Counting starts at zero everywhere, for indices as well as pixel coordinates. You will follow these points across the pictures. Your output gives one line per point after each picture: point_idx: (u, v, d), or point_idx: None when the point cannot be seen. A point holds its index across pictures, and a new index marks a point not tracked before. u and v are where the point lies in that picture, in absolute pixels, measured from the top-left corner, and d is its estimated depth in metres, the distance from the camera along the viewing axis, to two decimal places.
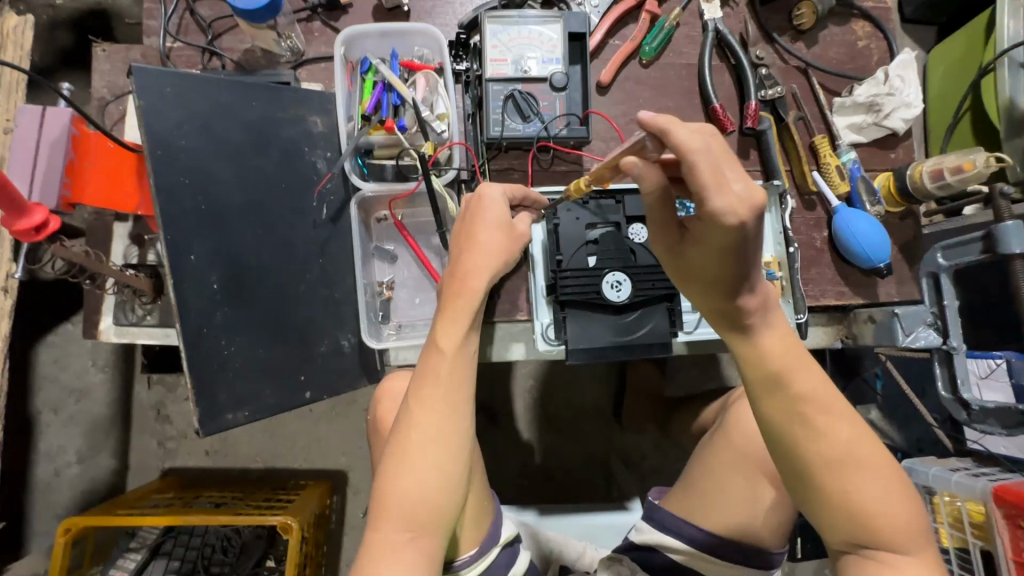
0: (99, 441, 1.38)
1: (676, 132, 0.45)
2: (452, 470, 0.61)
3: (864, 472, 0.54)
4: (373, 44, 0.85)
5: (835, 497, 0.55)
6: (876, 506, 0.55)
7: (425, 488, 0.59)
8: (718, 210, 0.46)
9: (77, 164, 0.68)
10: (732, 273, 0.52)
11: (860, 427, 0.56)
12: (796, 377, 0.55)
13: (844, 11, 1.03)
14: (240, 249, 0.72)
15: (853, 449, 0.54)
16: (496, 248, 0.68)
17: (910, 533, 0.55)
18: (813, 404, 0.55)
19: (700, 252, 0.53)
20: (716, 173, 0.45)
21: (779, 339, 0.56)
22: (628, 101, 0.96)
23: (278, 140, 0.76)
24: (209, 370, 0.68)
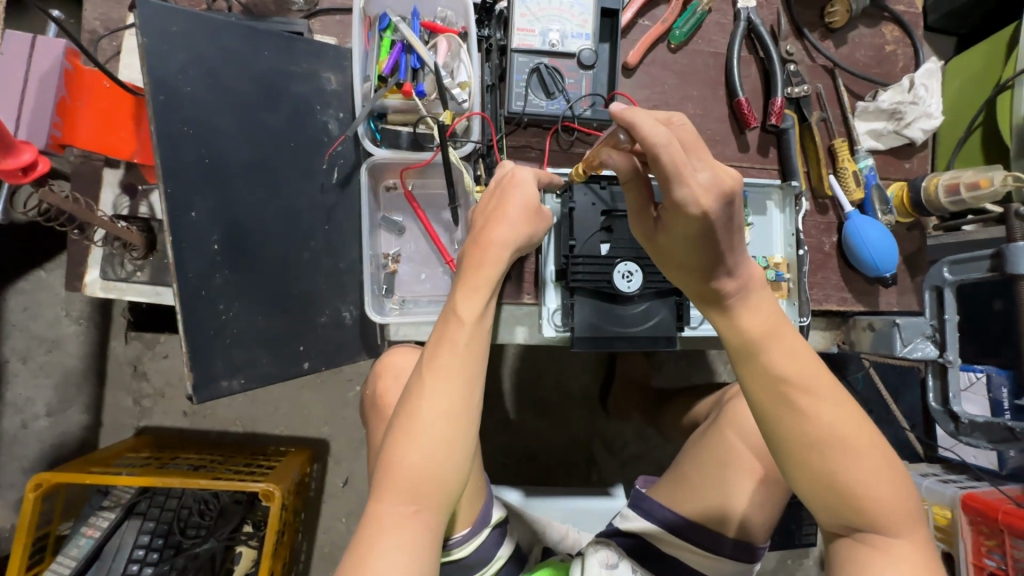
0: (71, 394, 1.33)
1: (640, 124, 0.45)
2: (462, 443, 0.59)
3: (847, 450, 0.49)
4: (393, 0, 0.80)
5: (817, 474, 0.50)
6: (866, 486, 0.50)
7: (432, 459, 0.57)
8: (682, 200, 0.48)
9: (69, 103, 0.64)
10: (703, 261, 0.53)
11: (844, 400, 0.51)
12: (778, 353, 0.51)
13: (875, 14, 1.01)
14: (243, 208, 0.68)
15: (836, 425, 0.49)
16: (522, 224, 0.70)
17: (900, 514, 0.50)
18: (795, 381, 0.50)
19: (671, 239, 0.54)
20: (681, 166, 0.46)
21: (761, 317, 0.53)
22: (652, 86, 0.93)
23: (288, 95, 0.72)
24: (206, 335, 0.64)
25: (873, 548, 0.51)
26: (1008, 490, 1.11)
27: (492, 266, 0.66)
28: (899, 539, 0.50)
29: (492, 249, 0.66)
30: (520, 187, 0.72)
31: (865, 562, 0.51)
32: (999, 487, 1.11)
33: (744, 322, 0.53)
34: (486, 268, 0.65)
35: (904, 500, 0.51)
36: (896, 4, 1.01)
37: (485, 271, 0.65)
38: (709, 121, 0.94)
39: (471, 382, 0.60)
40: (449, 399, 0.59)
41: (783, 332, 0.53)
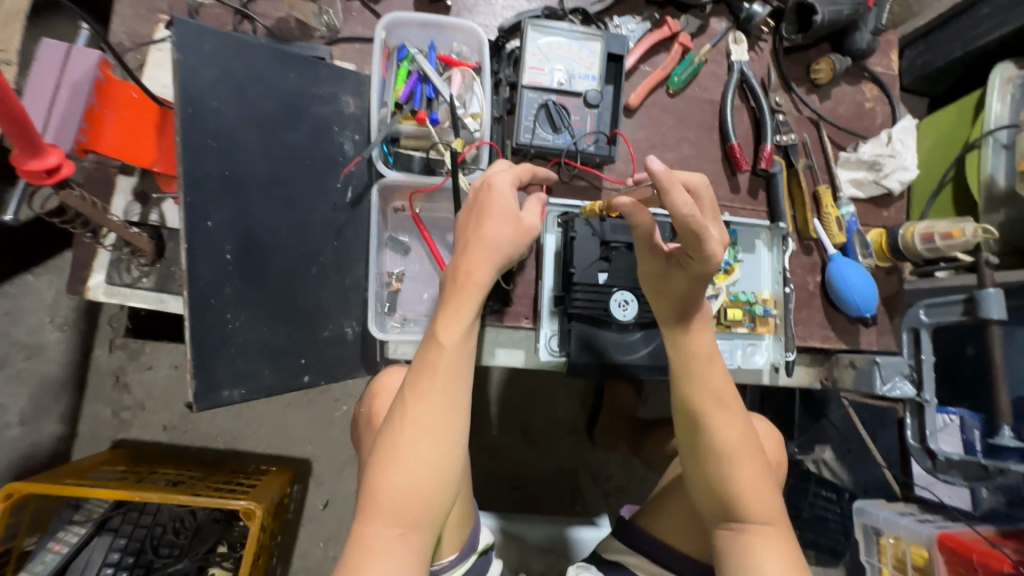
0: (48, 403, 1.29)
1: (675, 195, 0.57)
2: (447, 467, 0.63)
3: (725, 455, 0.69)
4: (412, 34, 0.84)
5: (706, 471, 0.70)
6: (746, 487, 0.68)
7: (417, 483, 0.61)
8: (711, 250, 0.62)
9: (97, 111, 0.64)
10: (695, 295, 0.70)
11: (739, 418, 0.71)
12: (706, 373, 0.71)
13: (856, 73, 1.09)
14: (258, 220, 0.69)
15: (723, 433, 0.69)
16: (503, 239, 0.66)
17: (764, 507, 0.68)
18: (709, 390, 0.71)
19: (683, 277, 0.68)
20: (702, 226, 0.59)
21: (706, 345, 0.72)
22: (650, 127, 0.98)
23: (309, 115, 0.74)
24: (211, 344, 0.64)
25: (747, 531, 0.68)
26: (982, 531, 1.13)
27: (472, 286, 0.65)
28: (772, 526, 0.68)
29: (470, 269, 0.65)
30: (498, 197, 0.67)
31: (743, 541, 0.68)
32: (974, 528, 1.14)
33: (700, 341, 0.72)
34: (467, 288, 0.65)
35: (768, 496, 0.69)
36: (875, 66, 1.10)
37: (463, 293, 0.65)
38: (702, 162, 1.00)
39: (455, 408, 0.64)
40: (433, 424, 0.63)
41: (712, 359, 0.73)
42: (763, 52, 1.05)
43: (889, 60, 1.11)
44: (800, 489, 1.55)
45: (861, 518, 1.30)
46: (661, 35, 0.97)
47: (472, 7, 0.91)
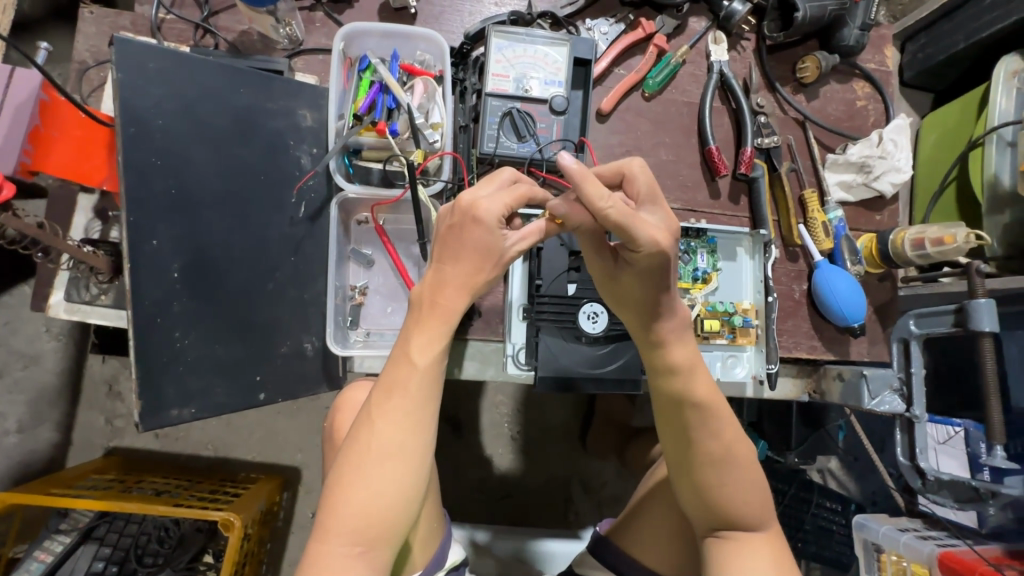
0: (44, 411, 1.32)
1: (590, 188, 0.52)
2: (410, 485, 0.62)
3: (727, 468, 0.64)
4: (374, 43, 0.83)
5: (708, 486, 0.65)
6: (738, 498, 0.64)
7: (378, 502, 0.60)
8: (644, 239, 0.55)
9: (42, 131, 0.66)
10: (654, 298, 0.61)
11: (736, 427, 0.65)
12: (691, 384, 0.64)
13: (847, 70, 1.04)
14: (208, 237, 0.69)
15: (728, 446, 0.64)
16: (477, 263, 0.64)
17: (760, 515, 0.65)
18: (692, 402, 0.63)
19: (633, 277, 0.61)
20: (626, 215, 0.53)
21: (689, 353, 0.64)
22: (626, 133, 0.95)
23: (263, 131, 0.74)
24: (159, 362, 0.65)
25: (733, 543, 0.65)
26: (985, 550, 1.08)
27: (445, 310, 0.65)
28: (760, 532, 0.66)
29: (444, 296, 0.64)
30: (480, 224, 0.62)
31: (729, 554, 0.65)
32: (975, 547, 1.09)
33: (673, 352, 0.63)
34: (441, 312, 0.64)
35: (764, 503, 0.66)
36: (867, 62, 1.05)
37: (434, 315, 0.64)
38: (680, 167, 0.96)
39: (422, 425, 0.63)
40: (400, 441, 0.62)
41: (701, 370, 0.65)
42: (746, 51, 1.01)
43: (882, 56, 1.06)
44: (803, 501, 1.52)
45: (861, 533, 1.25)
46: (636, 37, 0.94)
47: (438, 14, 0.90)
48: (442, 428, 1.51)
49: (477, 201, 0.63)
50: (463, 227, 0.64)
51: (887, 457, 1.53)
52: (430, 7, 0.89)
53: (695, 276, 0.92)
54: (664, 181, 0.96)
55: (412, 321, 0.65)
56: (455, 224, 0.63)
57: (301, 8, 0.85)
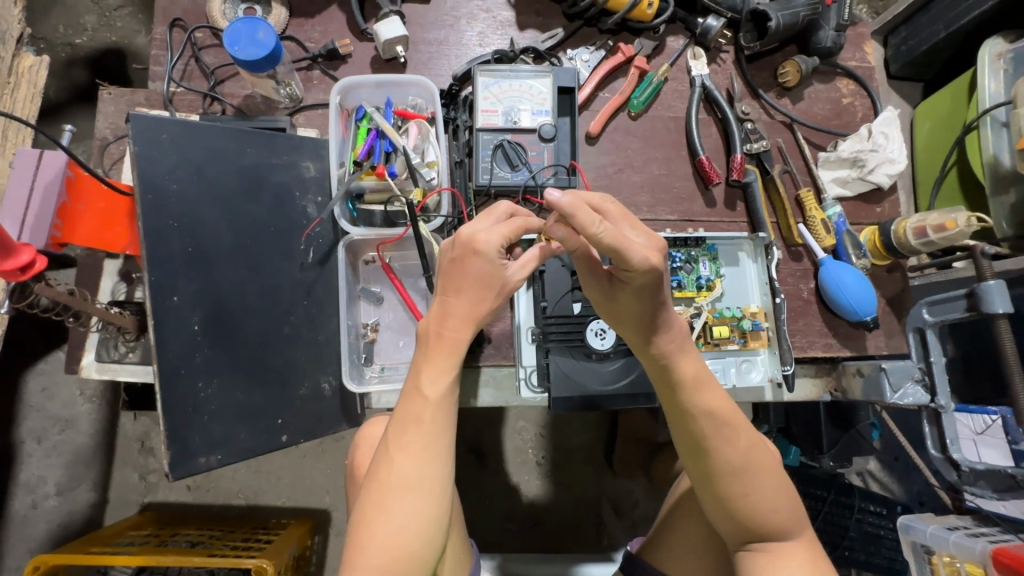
0: (80, 473, 1.37)
1: (581, 215, 0.55)
2: (430, 515, 0.63)
3: (746, 476, 0.63)
4: (368, 93, 0.88)
5: (729, 498, 0.64)
6: (763, 507, 0.63)
7: (401, 535, 0.61)
8: (639, 260, 0.56)
9: (67, 206, 0.69)
10: (652, 315, 0.62)
11: (749, 434, 0.65)
12: (700, 395, 0.64)
13: (829, 70, 1.06)
14: (224, 291, 0.72)
15: (743, 455, 0.64)
16: (482, 293, 0.68)
17: (789, 523, 0.64)
18: (704, 413, 0.64)
19: (630, 295, 0.62)
20: (618, 238, 0.56)
21: (693, 364, 0.65)
22: (617, 152, 0.98)
23: (270, 185, 0.77)
24: (184, 413, 0.67)
25: (768, 554, 0.64)
26: None
27: (450, 340, 0.68)
28: (792, 541, 0.65)
29: (450, 328, 0.67)
30: (479, 257, 0.66)
31: (764, 567, 0.63)
32: None
33: (678, 364, 0.65)
34: (447, 343, 0.67)
35: (792, 509, 0.65)
36: (848, 61, 1.07)
37: (441, 348, 0.67)
38: (673, 180, 0.98)
39: (438, 453, 0.65)
40: (417, 471, 0.63)
41: (708, 378, 0.66)
42: (726, 63, 1.03)
43: (862, 53, 1.08)
44: (845, 506, 1.49)
45: (909, 535, 1.20)
46: (617, 61, 0.97)
47: (427, 61, 0.96)
48: (467, 459, 1.51)
49: (476, 234, 0.66)
50: (464, 259, 0.67)
51: (926, 454, 1.48)
52: (418, 55, 0.95)
53: (699, 284, 0.92)
54: (658, 195, 0.97)
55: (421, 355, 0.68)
56: (455, 256, 0.67)
57: (299, 68, 0.91)
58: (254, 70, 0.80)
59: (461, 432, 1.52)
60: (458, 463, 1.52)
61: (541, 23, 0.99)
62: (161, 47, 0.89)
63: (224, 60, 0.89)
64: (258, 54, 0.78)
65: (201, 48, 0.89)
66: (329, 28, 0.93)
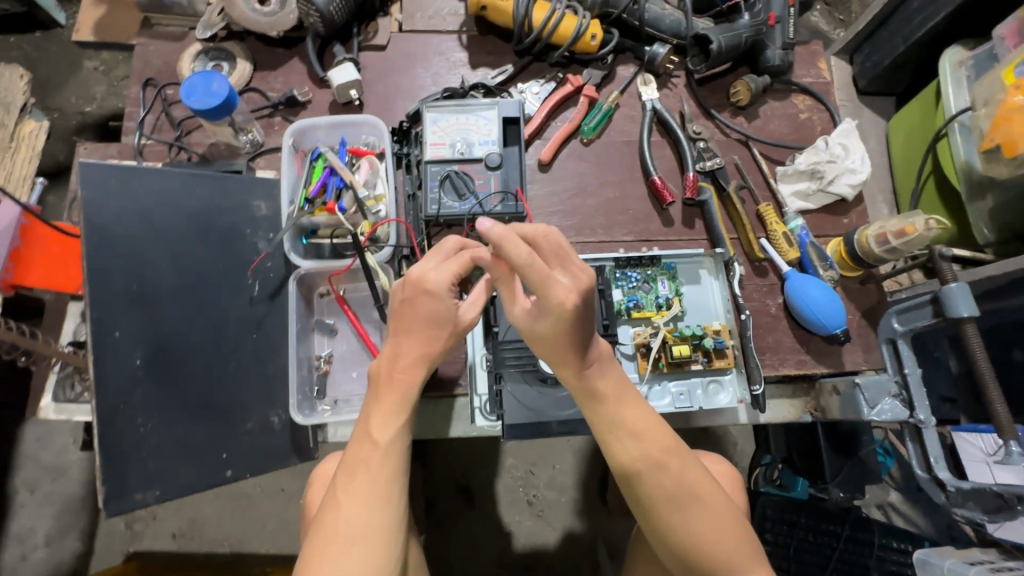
0: (69, 522, 1.38)
1: (511, 247, 0.59)
2: (382, 565, 0.62)
3: (686, 505, 0.64)
4: (323, 134, 0.92)
5: (671, 527, 0.64)
6: (706, 537, 0.64)
7: None
8: (560, 297, 0.60)
9: (22, 251, 0.74)
10: (576, 346, 0.63)
11: (686, 461, 0.66)
12: (625, 417, 0.66)
13: (783, 88, 1.07)
14: (168, 328, 0.73)
15: (682, 480, 0.65)
16: (428, 332, 0.68)
17: (737, 557, 0.64)
18: (629, 432, 0.66)
19: (553, 330, 0.62)
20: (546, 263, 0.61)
21: (613, 387, 0.67)
22: (570, 177, 0.99)
23: (219, 226, 0.80)
24: (122, 449, 0.67)
25: None
26: None
27: (402, 381, 0.68)
28: None
29: (401, 370, 0.68)
30: (431, 294, 0.66)
31: None
32: None
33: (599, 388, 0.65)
34: (398, 385, 0.68)
35: (740, 543, 0.65)
36: (802, 78, 1.08)
37: (393, 389, 0.68)
38: (629, 202, 0.98)
39: (389, 499, 0.64)
40: (367, 518, 0.63)
41: (632, 399, 0.67)
42: (677, 86, 1.05)
43: (816, 69, 1.09)
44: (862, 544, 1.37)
45: (927, 572, 1.09)
46: (565, 91, 1.00)
47: (382, 103, 1.00)
48: (456, 500, 1.46)
49: (424, 272, 0.67)
50: (413, 299, 0.67)
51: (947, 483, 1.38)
52: (374, 97, 1.00)
53: (658, 303, 0.89)
54: (614, 217, 0.98)
55: (372, 400, 0.69)
56: (406, 296, 0.67)
57: (260, 116, 0.97)
58: (210, 118, 0.85)
59: (448, 471, 1.48)
60: (445, 504, 1.47)
61: (493, 61, 1.04)
62: (135, 104, 0.96)
63: (191, 113, 0.96)
64: (212, 103, 0.83)
65: (171, 103, 0.96)
66: (290, 79, 0.99)
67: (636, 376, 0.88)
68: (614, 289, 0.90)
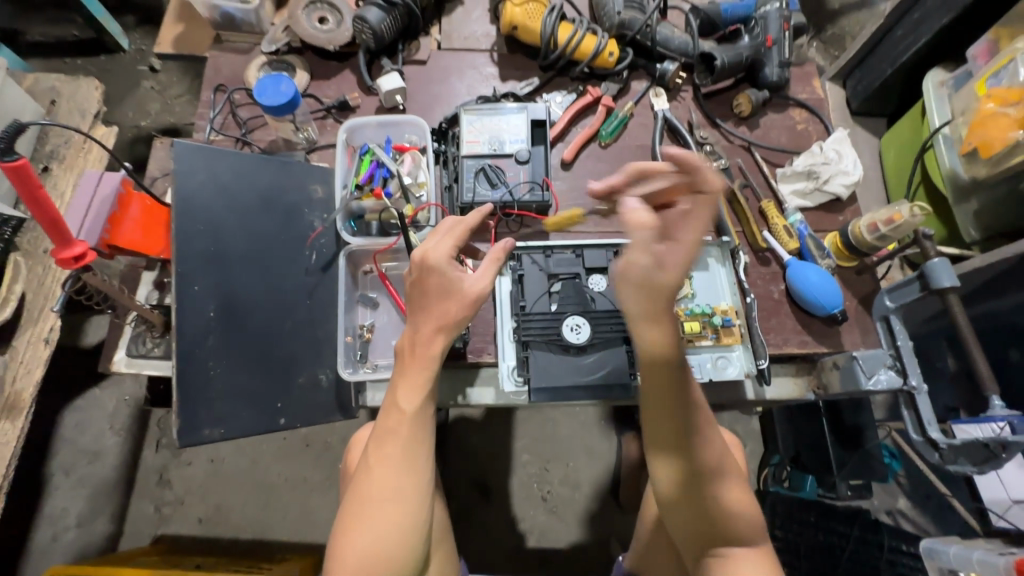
0: (102, 504, 1.44)
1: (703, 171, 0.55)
2: (409, 526, 0.68)
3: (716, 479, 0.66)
4: (371, 133, 1.04)
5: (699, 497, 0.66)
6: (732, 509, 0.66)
7: (376, 543, 0.67)
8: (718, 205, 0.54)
9: (119, 214, 0.82)
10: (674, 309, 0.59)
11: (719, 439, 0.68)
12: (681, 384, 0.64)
13: (781, 102, 1.19)
14: (236, 287, 0.83)
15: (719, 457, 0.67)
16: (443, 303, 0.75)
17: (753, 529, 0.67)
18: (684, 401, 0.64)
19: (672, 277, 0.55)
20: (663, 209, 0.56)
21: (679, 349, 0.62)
22: (589, 175, 1.10)
23: (282, 203, 0.91)
24: (195, 388, 0.76)
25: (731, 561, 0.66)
26: None
27: (426, 356, 0.74)
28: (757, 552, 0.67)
29: (425, 345, 0.75)
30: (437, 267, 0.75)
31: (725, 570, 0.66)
32: None
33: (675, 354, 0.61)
34: (421, 360, 0.74)
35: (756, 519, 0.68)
36: (798, 94, 1.20)
37: (416, 365, 0.74)
38: None
39: (417, 465, 0.71)
40: (399, 480, 0.70)
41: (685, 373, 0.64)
42: (685, 99, 1.17)
43: (811, 87, 1.21)
44: (873, 545, 1.38)
45: (934, 561, 1.12)
46: (585, 101, 1.12)
47: (422, 109, 1.13)
48: (472, 495, 1.51)
49: (427, 250, 0.77)
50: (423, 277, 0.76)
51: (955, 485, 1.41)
52: (416, 104, 1.13)
53: None
54: None
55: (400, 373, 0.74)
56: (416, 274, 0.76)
57: (316, 118, 1.09)
58: (277, 114, 0.97)
59: (465, 466, 1.53)
60: (462, 498, 1.51)
61: (520, 75, 1.17)
62: (206, 106, 1.09)
63: (255, 113, 1.08)
64: (280, 101, 0.95)
65: (238, 105, 1.09)
66: (342, 87, 1.12)
67: None
68: None
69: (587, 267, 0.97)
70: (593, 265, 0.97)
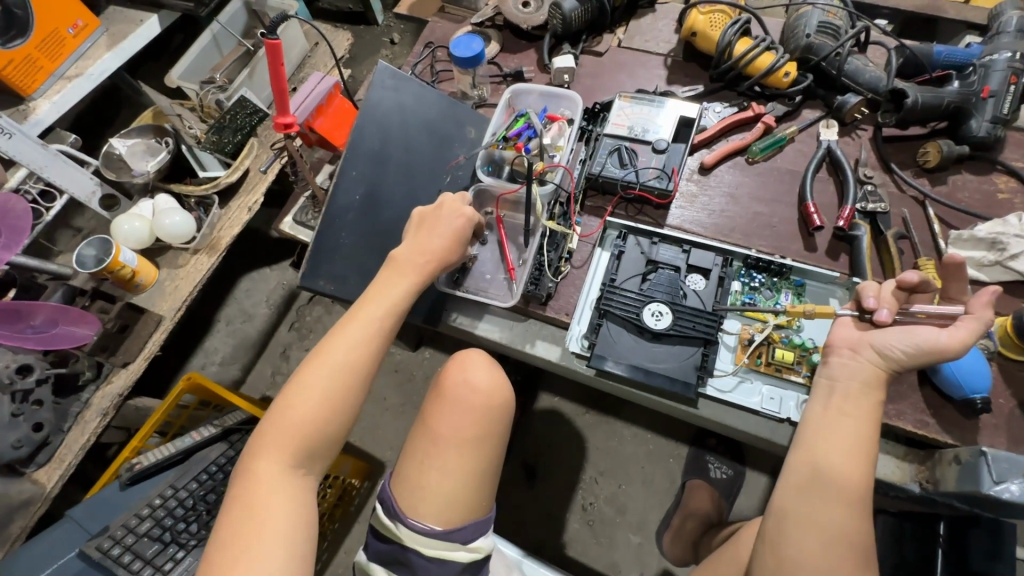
0: (240, 355, 1.78)
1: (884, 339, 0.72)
2: (334, 401, 0.75)
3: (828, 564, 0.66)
4: (533, 100, 1.15)
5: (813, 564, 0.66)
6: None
7: (312, 406, 0.74)
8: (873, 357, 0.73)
9: (324, 106, 1.05)
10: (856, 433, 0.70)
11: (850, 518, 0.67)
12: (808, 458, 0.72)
13: (984, 164, 1.03)
14: (382, 183, 1.01)
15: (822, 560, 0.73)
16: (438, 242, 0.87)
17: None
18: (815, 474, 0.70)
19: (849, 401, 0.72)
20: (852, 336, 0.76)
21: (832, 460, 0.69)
22: (726, 185, 1.07)
23: (441, 133, 1.07)
24: (326, 249, 0.98)
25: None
26: None
27: (369, 313, 0.80)
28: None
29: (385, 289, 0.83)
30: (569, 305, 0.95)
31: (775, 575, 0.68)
32: None
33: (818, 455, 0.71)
34: (368, 305, 0.82)
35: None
36: (1010, 160, 1.03)
37: (355, 316, 0.80)
38: (776, 220, 1.03)
39: (348, 386, 0.76)
40: (329, 379, 0.76)
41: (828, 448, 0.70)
42: (861, 137, 1.08)
43: None
44: None
45: None
46: (745, 115, 1.10)
47: (584, 92, 1.22)
48: (518, 474, 1.53)
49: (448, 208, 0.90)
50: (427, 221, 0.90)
51: None
52: (580, 87, 1.22)
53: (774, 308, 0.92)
54: (758, 228, 1.03)
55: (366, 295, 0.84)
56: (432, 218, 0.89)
57: (492, 82, 1.25)
58: (463, 66, 1.14)
59: (521, 445, 1.56)
60: (509, 471, 1.54)
61: (687, 82, 1.20)
62: (414, 56, 1.32)
63: (447, 69, 1.28)
64: (469, 54, 1.12)
65: (436, 60, 1.30)
66: (523, 62, 1.27)
67: (729, 366, 0.90)
68: (734, 281, 0.95)
69: (689, 264, 0.96)
70: (695, 263, 0.95)
